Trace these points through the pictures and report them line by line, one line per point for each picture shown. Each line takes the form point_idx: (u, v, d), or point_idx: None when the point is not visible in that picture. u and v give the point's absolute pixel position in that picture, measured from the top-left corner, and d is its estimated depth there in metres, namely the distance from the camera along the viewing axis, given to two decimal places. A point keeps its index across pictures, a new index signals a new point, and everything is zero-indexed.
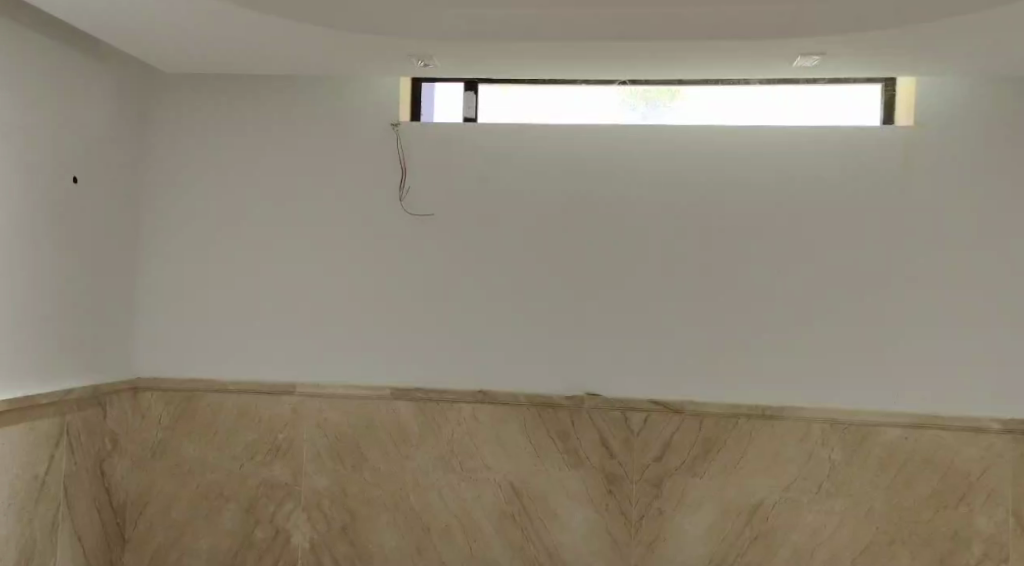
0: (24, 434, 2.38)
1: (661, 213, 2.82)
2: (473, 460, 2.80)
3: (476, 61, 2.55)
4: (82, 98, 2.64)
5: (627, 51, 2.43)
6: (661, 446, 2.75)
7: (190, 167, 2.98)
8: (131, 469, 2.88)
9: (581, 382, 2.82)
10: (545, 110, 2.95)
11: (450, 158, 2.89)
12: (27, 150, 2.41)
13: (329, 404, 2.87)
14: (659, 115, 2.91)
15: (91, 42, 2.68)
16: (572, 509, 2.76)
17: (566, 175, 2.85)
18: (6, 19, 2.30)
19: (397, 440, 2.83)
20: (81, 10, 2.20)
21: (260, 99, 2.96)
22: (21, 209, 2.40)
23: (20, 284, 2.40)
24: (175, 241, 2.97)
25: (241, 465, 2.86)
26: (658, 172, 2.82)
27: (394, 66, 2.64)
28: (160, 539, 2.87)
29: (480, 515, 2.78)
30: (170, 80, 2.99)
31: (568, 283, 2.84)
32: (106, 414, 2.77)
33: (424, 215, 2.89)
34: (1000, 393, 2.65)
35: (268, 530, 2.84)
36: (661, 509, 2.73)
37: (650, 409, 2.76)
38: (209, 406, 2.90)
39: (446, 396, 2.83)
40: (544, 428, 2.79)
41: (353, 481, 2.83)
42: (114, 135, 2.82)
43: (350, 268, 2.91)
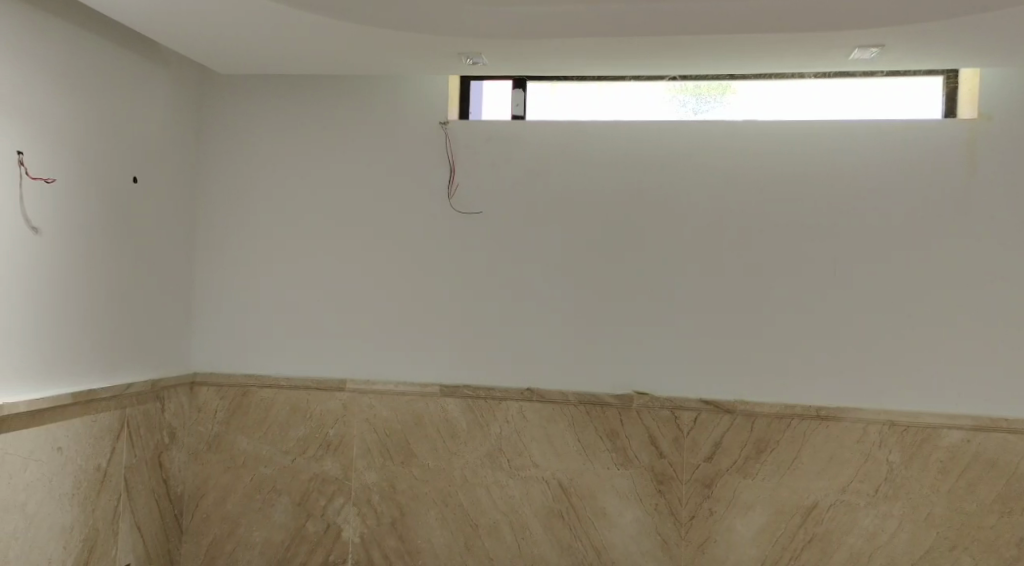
0: (87, 426, 2.46)
1: (712, 210, 2.78)
2: (521, 458, 2.80)
3: (525, 58, 2.55)
4: (140, 100, 2.71)
5: (678, 46, 2.40)
6: (712, 446, 2.71)
7: (243, 166, 3.04)
8: (188, 462, 2.95)
9: (630, 381, 2.80)
10: (594, 106, 2.94)
11: (498, 156, 2.90)
12: (89, 151, 2.49)
13: (379, 400, 2.90)
14: (710, 110, 2.87)
15: (149, 45, 2.75)
16: (621, 509, 2.74)
17: (615, 171, 2.83)
18: (70, 23, 2.37)
19: (446, 437, 2.85)
20: (140, 14, 2.26)
21: (312, 99, 3.01)
22: (83, 208, 2.47)
23: (81, 280, 2.47)
24: (229, 240, 3.03)
25: (293, 459, 2.91)
26: (709, 167, 2.78)
27: (443, 65, 2.65)
28: (216, 531, 2.93)
29: (528, 513, 2.78)
30: (224, 81, 3.06)
31: (615, 281, 2.82)
32: (164, 408, 2.84)
33: (473, 212, 2.90)
34: (1018, 396, 2.57)
35: (320, 525, 2.88)
36: (711, 509, 2.69)
37: (701, 408, 2.73)
38: (262, 401, 2.95)
39: (494, 394, 2.83)
40: (593, 426, 2.78)
41: (402, 476, 2.86)
42: (171, 136, 2.89)
43: (398, 265, 2.94)
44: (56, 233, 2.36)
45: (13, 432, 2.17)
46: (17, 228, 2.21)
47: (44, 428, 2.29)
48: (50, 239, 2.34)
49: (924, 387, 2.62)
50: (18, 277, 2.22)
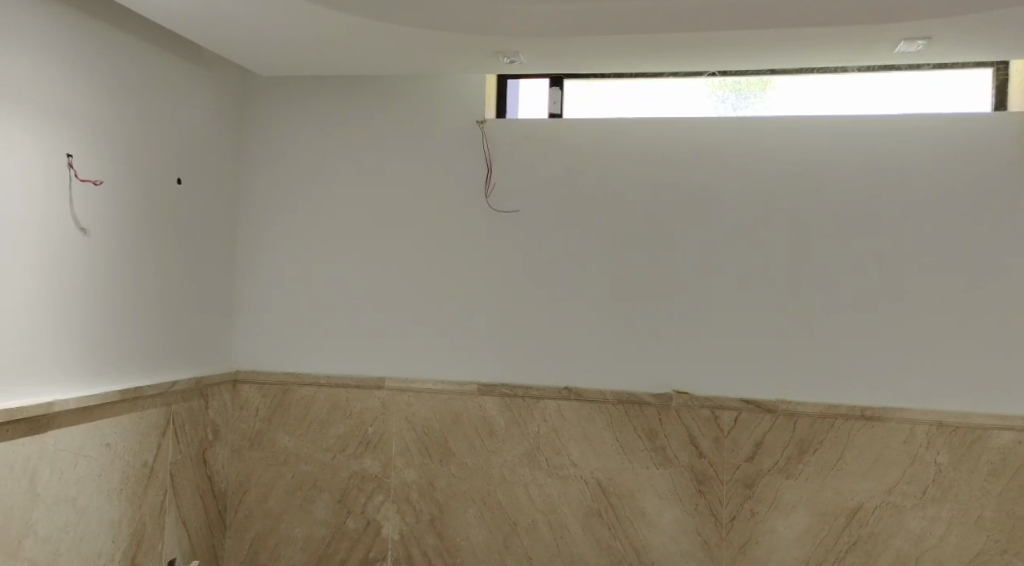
0: (134, 422, 2.51)
1: (753, 208, 2.74)
2: (559, 457, 2.80)
3: (563, 56, 2.53)
4: (182, 103, 2.76)
5: (719, 43, 2.36)
6: (752, 446, 2.68)
7: (284, 166, 3.08)
8: (231, 459, 2.99)
9: (669, 380, 2.78)
10: (632, 103, 2.93)
11: (536, 154, 2.90)
12: (134, 154, 2.54)
13: (417, 399, 2.91)
14: (750, 106, 2.85)
15: (192, 49, 2.79)
16: (660, 509, 2.72)
17: (654, 169, 2.81)
18: (115, 28, 2.42)
19: (484, 435, 2.85)
20: (184, 17, 2.29)
21: (351, 99, 3.03)
22: (129, 209, 2.52)
23: (128, 280, 2.53)
24: (270, 240, 3.08)
25: (333, 457, 2.94)
26: (750, 163, 2.75)
27: (481, 63, 2.64)
28: (258, 527, 2.97)
29: (567, 512, 2.78)
30: (265, 83, 3.10)
31: (654, 279, 2.80)
32: (208, 405, 2.88)
33: (511, 210, 2.90)
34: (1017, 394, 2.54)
35: (359, 521, 2.91)
36: (753, 510, 2.66)
37: (742, 408, 2.70)
38: (303, 398, 2.98)
39: (532, 392, 2.83)
40: (631, 426, 2.76)
41: (441, 474, 2.87)
42: (213, 138, 2.94)
43: (436, 265, 2.95)
44: (103, 234, 2.41)
45: (64, 428, 2.23)
46: (67, 229, 2.27)
47: (94, 424, 2.34)
48: (98, 239, 2.39)
49: (974, 387, 2.56)
50: (68, 276, 2.27)
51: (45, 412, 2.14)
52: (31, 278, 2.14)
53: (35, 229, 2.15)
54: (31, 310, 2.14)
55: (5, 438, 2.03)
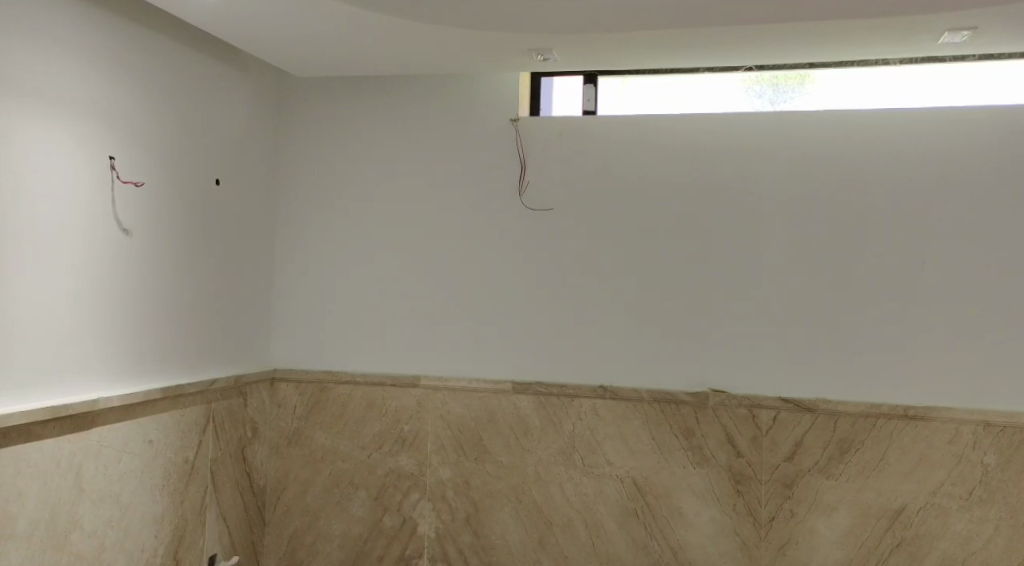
0: (176, 420, 2.55)
1: (792, 204, 2.70)
2: (594, 455, 2.78)
3: (597, 52, 2.51)
4: (220, 105, 2.80)
5: (756, 36, 2.33)
6: (792, 445, 2.64)
7: (319, 166, 3.11)
8: (269, 456, 3.03)
9: (707, 379, 2.75)
10: (666, 99, 2.91)
11: (570, 151, 2.89)
12: (173, 156, 2.58)
13: (452, 397, 2.92)
14: (788, 101, 2.81)
15: (229, 51, 2.83)
16: (698, 509, 2.70)
17: (689, 166, 2.79)
18: (155, 32, 2.46)
19: (519, 433, 2.85)
20: (221, 19, 2.32)
21: (385, 99, 3.05)
22: (169, 210, 2.56)
23: (168, 280, 2.57)
24: (307, 240, 3.11)
25: (369, 454, 2.96)
26: (788, 159, 2.71)
27: (515, 60, 2.64)
28: (296, 523, 3.00)
29: (603, 512, 2.76)
30: (300, 84, 3.13)
31: (691, 277, 2.78)
32: (247, 403, 2.92)
33: (545, 208, 2.90)
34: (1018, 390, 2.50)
35: (396, 519, 2.93)
36: (793, 510, 2.62)
37: (781, 407, 2.66)
38: (339, 397, 3.01)
39: (567, 390, 2.82)
40: (668, 425, 2.74)
41: (476, 473, 2.87)
42: (250, 139, 2.97)
43: (471, 263, 2.95)
44: (144, 234, 2.45)
45: (108, 425, 2.27)
46: (110, 230, 2.31)
47: (136, 421, 2.38)
48: (139, 239, 2.43)
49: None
50: (111, 276, 2.31)
51: (89, 409, 2.18)
52: (75, 278, 2.18)
53: (79, 230, 2.19)
54: (75, 310, 2.18)
55: (50, 435, 2.07)
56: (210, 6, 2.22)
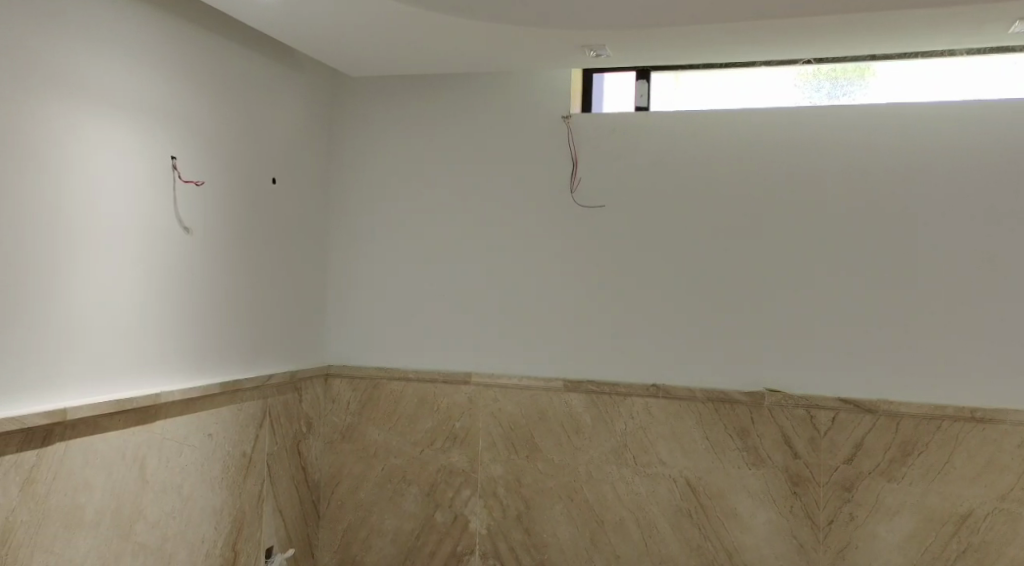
0: (235, 414, 2.60)
1: (852, 200, 2.64)
2: (647, 455, 2.76)
3: (650, 47, 2.49)
4: (276, 106, 2.86)
5: (815, 29, 2.28)
6: (852, 447, 2.58)
7: (371, 164, 3.15)
8: (324, 451, 3.08)
9: (763, 379, 2.70)
10: (721, 94, 2.87)
11: (622, 148, 2.87)
12: (231, 155, 2.63)
13: (503, 394, 2.92)
14: (847, 94, 2.77)
15: (285, 51, 2.89)
16: (753, 510, 2.65)
17: (745, 161, 2.75)
18: (214, 35, 2.52)
19: (570, 432, 2.84)
20: (279, 20, 2.35)
21: (436, 97, 3.07)
22: (228, 209, 2.62)
23: (226, 277, 2.62)
24: (361, 238, 3.15)
25: (421, 450, 2.98)
26: (848, 153, 2.65)
27: (566, 57, 2.63)
28: (350, 518, 3.04)
29: (656, 512, 2.74)
30: (354, 84, 3.18)
31: (746, 275, 2.74)
32: (302, 398, 2.97)
33: (596, 205, 2.89)
34: None
35: (448, 515, 2.94)
36: (853, 514, 2.56)
37: (840, 408, 2.60)
38: (392, 392, 3.04)
39: (619, 389, 2.80)
40: (722, 425, 2.70)
41: (527, 470, 2.87)
42: (305, 139, 3.03)
43: (523, 261, 2.96)
44: (204, 232, 2.51)
45: (170, 418, 2.32)
46: (172, 228, 2.37)
47: (197, 415, 2.44)
48: (200, 237, 2.49)
49: None
50: (171, 274, 2.37)
51: (152, 403, 2.24)
52: (139, 275, 2.24)
53: (143, 229, 2.26)
54: (137, 305, 2.24)
55: (116, 426, 2.13)
56: (268, 8, 2.26)
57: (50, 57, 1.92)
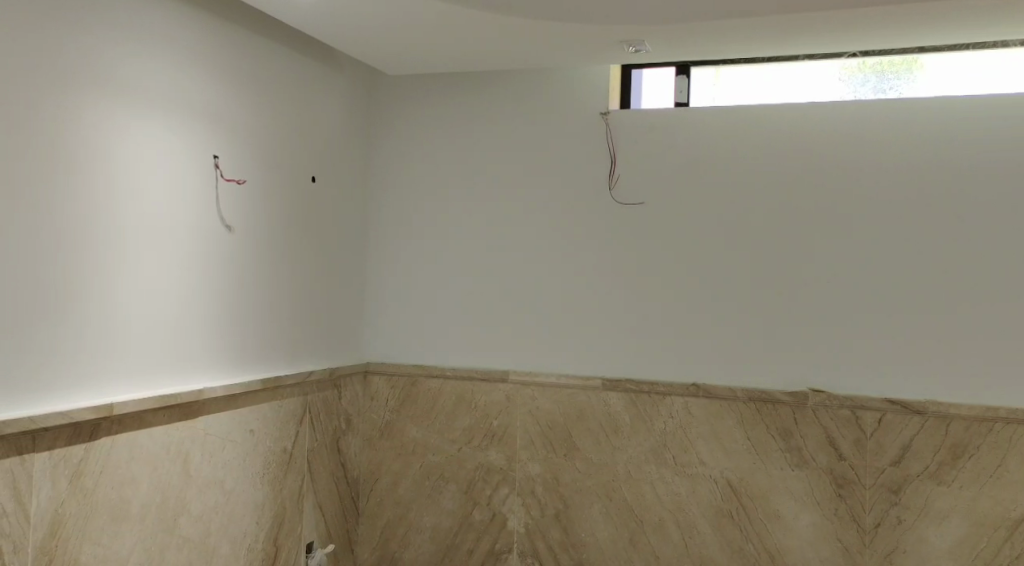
0: (276, 410, 2.63)
1: (899, 196, 2.58)
2: (687, 455, 2.73)
3: (690, 42, 2.45)
4: (316, 105, 2.88)
5: (862, 22, 2.22)
6: (899, 449, 2.52)
7: (409, 163, 3.16)
8: (363, 448, 3.10)
9: (807, 378, 2.65)
10: (762, 88, 2.82)
11: (661, 144, 2.84)
12: (272, 154, 2.66)
13: (541, 393, 2.92)
14: (894, 88, 2.69)
15: (325, 51, 2.91)
16: (797, 512, 2.60)
17: (787, 157, 2.70)
18: (255, 35, 2.55)
19: (609, 431, 2.82)
20: (319, 19, 2.37)
21: (473, 95, 3.08)
22: (269, 207, 2.65)
23: (267, 274, 2.64)
24: (399, 236, 3.17)
25: (459, 448, 2.99)
26: (896, 148, 2.58)
27: (605, 52, 2.60)
28: (388, 515, 3.06)
29: (696, 512, 2.70)
30: (392, 82, 3.19)
31: (789, 273, 2.69)
32: (341, 395, 2.99)
33: (635, 203, 2.86)
34: None
35: (485, 513, 2.95)
36: (900, 517, 2.50)
37: (886, 408, 2.54)
38: (429, 390, 3.05)
39: (658, 388, 2.77)
40: (764, 425, 2.66)
41: (566, 469, 2.86)
42: (344, 137, 3.05)
43: (561, 259, 2.95)
44: (245, 231, 2.54)
45: (213, 413, 2.36)
46: (214, 227, 2.40)
47: (239, 410, 2.46)
48: (242, 235, 2.52)
49: None
50: (213, 272, 2.40)
51: (195, 398, 2.27)
52: (182, 272, 2.27)
53: (187, 228, 2.29)
54: (181, 302, 2.27)
55: (161, 422, 2.16)
56: (309, 7, 2.27)
57: (99, 58, 1.96)
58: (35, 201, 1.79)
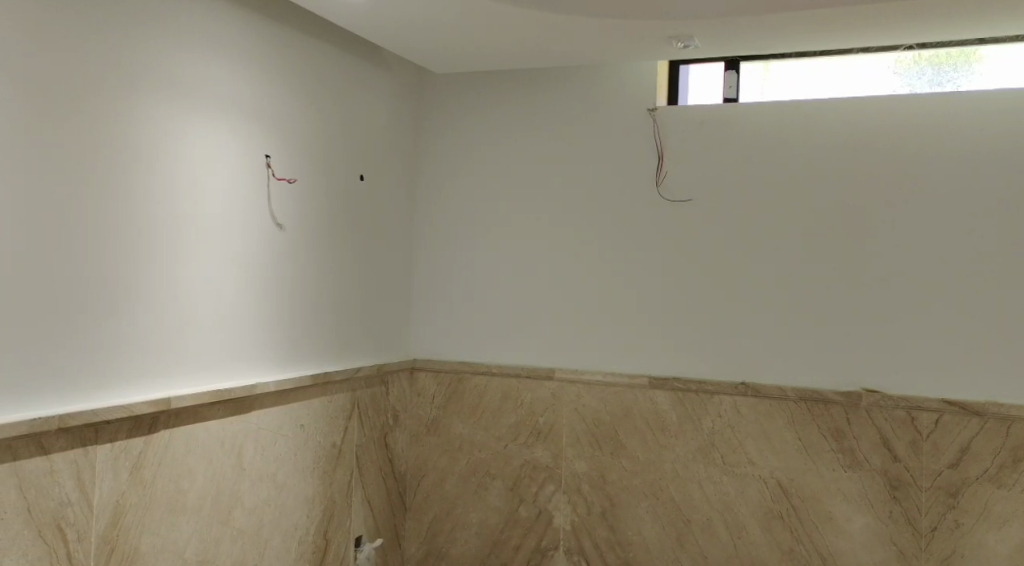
0: (326, 406, 2.67)
1: (959, 191, 2.51)
2: (736, 454, 2.70)
3: (740, 37, 2.42)
4: (365, 105, 2.92)
5: (919, 13, 2.18)
6: (957, 451, 2.45)
7: (455, 161, 3.19)
8: (410, 444, 3.14)
9: (861, 378, 2.60)
10: (814, 83, 2.78)
11: (709, 140, 2.82)
12: (323, 153, 2.70)
13: (587, 390, 2.92)
14: (951, 81, 2.63)
15: (374, 51, 2.95)
16: (849, 514, 2.56)
17: (840, 152, 2.65)
18: (307, 36, 2.59)
19: (655, 429, 2.80)
20: (369, 19, 2.40)
21: (519, 93, 3.09)
22: (320, 206, 2.69)
23: (317, 271, 2.69)
24: (445, 233, 3.20)
25: (505, 445, 3.00)
26: (953, 142, 2.52)
27: (652, 48, 2.59)
28: (435, 510, 3.09)
29: (745, 512, 2.68)
30: (439, 81, 3.22)
31: (842, 271, 2.64)
32: (389, 391, 3.03)
33: (683, 199, 2.84)
34: None
35: (531, 510, 2.96)
36: (958, 520, 2.44)
37: (943, 410, 2.47)
38: (475, 387, 3.07)
39: (707, 387, 2.75)
40: (816, 425, 2.62)
41: (612, 467, 2.85)
42: (392, 136, 3.09)
43: (608, 257, 2.94)
44: (296, 229, 2.58)
45: (266, 408, 2.40)
46: (267, 225, 2.45)
47: (291, 405, 2.51)
48: (293, 233, 2.57)
49: None
50: (265, 270, 2.44)
51: (249, 394, 2.31)
52: (236, 270, 2.32)
53: (240, 227, 2.34)
54: (234, 299, 2.32)
55: (216, 416, 2.22)
56: (361, 7, 2.29)
57: (158, 61, 2.02)
58: (95, 201, 1.85)
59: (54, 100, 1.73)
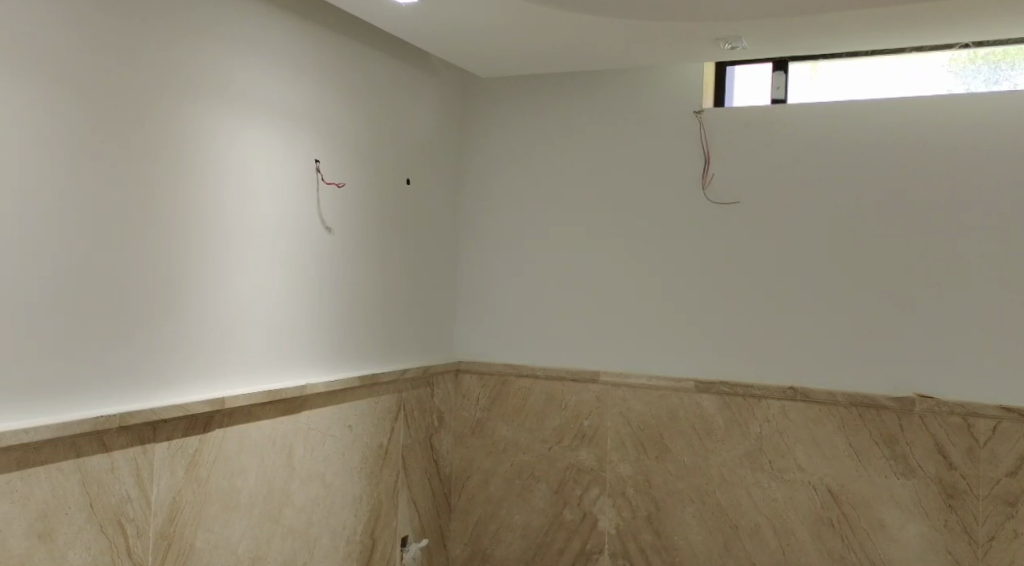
0: (374, 407, 2.71)
1: (1017, 192, 2.44)
2: (784, 459, 2.67)
3: (787, 38, 2.40)
4: (412, 109, 2.96)
5: (972, 11, 2.13)
6: (1016, 459, 2.38)
7: (499, 164, 3.21)
8: (455, 446, 3.16)
9: (914, 383, 2.55)
10: (864, 83, 2.73)
11: (757, 141, 2.79)
12: (371, 157, 2.74)
13: (632, 393, 2.91)
14: (1008, 79, 2.56)
15: (421, 55, 2.99)
16: (902, 522, 2.51)
17: (892, 152, 2.60)
18: (355, 42, 2.64)
19: (701, 433, 2.79)
20: (417, 24, 2.42)
21: (563, 96, 3.10)
22: (368, 209, 2.73)
23: (365, 273, 2.72)
24: (489, 236, 3.22)
25: (549, 447, 3.01)
26: (1011, 142, 2.45)
27: (699, 50, 2.58)
28: (479, 512, 3.11)
29: (794, 519, 2.64)
30: (483, 85, 3.25)
31: (894, 274, 2.59)
32: (434, 392, 3.06)
33: (730, 202, 2.82)
34: None
35: (576, 513, 2.96)
36: (1017, 530, 2.37)
37: (1002, 417, 2.41)
38: (519, 389, 3.09)
39: (754, 391, 2.72)
40: (867, 431, 2.57)
41: (657, 471, 2.84)
42: (437, 140, 3.12)
43: (652, 259, 2.93)
44: (345, 233, 2.62)
45: (316, 409, 2.45)
46: (316, 228, 2.49)
47: (340, 406, 2.55)
48: (342, 236, 2.61)
49: None
50: (315, 272, 2.49)
51: (299, 394, 2.36)
52: (286, 272, 2.37)
53: (291, 229, 2.38)
54: (285, 301, 2.36)
55: (269, 415, 2.26)
56: (408, 13, 2.32)
57: (212, 69, 2.07)
58: (153, 205, 1.90)
59: (114, 108, 1.79)
